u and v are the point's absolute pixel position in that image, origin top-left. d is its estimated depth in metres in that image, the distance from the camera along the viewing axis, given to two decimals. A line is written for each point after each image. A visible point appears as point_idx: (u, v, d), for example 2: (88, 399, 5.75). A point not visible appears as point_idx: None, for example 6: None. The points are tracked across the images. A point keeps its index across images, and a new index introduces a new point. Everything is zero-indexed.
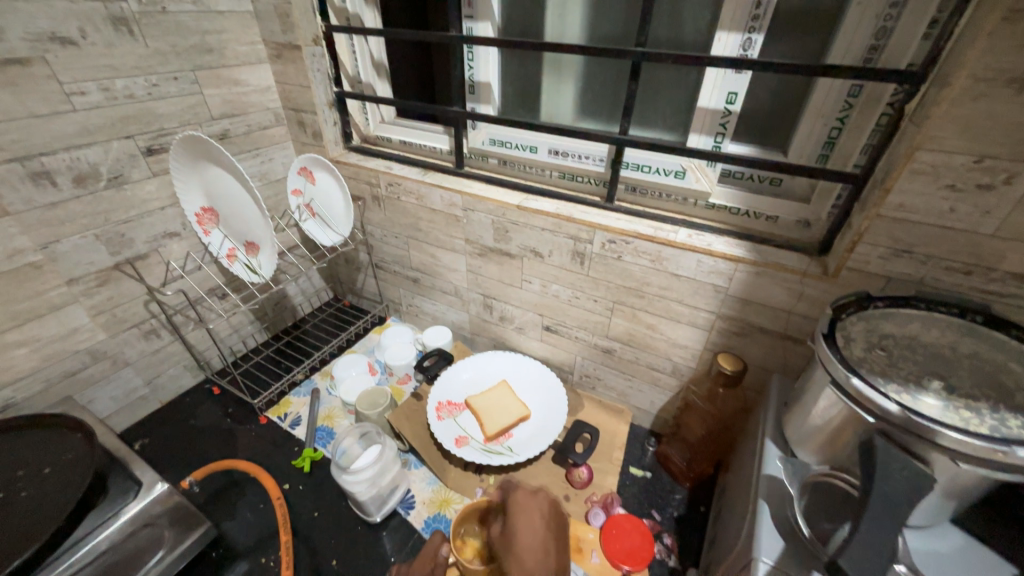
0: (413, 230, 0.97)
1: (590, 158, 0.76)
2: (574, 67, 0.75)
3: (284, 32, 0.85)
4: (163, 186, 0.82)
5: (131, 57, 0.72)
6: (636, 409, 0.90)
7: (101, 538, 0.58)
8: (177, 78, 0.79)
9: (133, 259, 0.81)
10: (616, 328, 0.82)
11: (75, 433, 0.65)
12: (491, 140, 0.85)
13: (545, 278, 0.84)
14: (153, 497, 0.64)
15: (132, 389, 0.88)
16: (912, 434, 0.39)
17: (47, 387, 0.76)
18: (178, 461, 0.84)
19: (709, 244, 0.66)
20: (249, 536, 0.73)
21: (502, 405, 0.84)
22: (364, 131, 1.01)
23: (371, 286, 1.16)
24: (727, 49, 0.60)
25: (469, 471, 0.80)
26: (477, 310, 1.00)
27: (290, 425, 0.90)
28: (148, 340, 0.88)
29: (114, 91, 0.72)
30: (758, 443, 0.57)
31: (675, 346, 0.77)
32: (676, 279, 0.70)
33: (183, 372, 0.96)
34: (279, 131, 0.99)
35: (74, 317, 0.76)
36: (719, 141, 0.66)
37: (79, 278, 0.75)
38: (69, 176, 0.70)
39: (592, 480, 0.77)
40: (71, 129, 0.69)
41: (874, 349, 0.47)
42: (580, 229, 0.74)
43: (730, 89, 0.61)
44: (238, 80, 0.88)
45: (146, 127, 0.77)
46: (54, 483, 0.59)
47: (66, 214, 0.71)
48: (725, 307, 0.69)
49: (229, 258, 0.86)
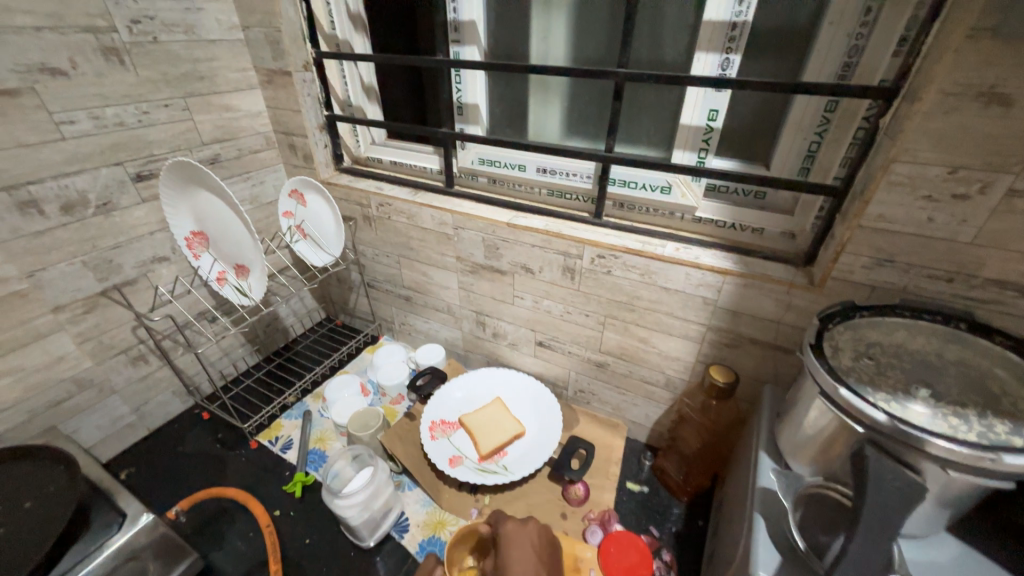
0: (405, 249, 0.97)
1: (577, 175, 0.78)
2: (559, 88, 0.77)
3: (274, 59, 0.87)
4: (152, 211, 0.82)
5: (122, 86, 0.73)
6: (632, 423, 0.90)
7: (83, 574, 0.57)
8: (168, 105, 0.80)
9: (121, 285, 0.81)
10: (609, 343, 0.82)
11: (59, 465, 0.63)
12: (480, 160, 0.86)
13: (536, 294, 0.84)
14: (139, 528, 0.62)
15: (119, 417, 0.86)
16: (903, 442, 0.39)
17: (31, 417, 0.75)
18: (166, 491, 0.82)
19: (697, 257, 0.67)
20: (238, 567, 0.71)
21: (496, 423, 0.83)
22: (355, 153, 1.02)
23: (364, 306, 1.16)
24: (706, 70, 0.61)
25: (464, 492, 0.78)
26: (470, 327, 1.00)
27: (281, 449, 0.88)
28: (136, 366, 0.86)
29: (104, 118, 0.72)
30: (753, 455, 0.57)
31: (668, 359, 0.77)
32: (666, 292, 0.70)
33: (171, 398, 0.94)
34: (270, 154, 1.00)
35: (60, 345, 0.75)
36: (702, 156, 0.67)
37: (66, 305, 0.74)
38: (57, 204, 0.70)
39: (589, 498, 0.76)
40: (60, 157, 0.69)
41: (862, 358, 0.48)
42: (569, 245, 0.74)
43: (711, 106, 0.63)
44: (229, 106, 0.89)
45: (136, 154, 0.78)
46: (36, 517, 0.57)
47: (53, 242, 0.71)
48: (715, 319, 0.69)
49: (219, 282, 0.86)
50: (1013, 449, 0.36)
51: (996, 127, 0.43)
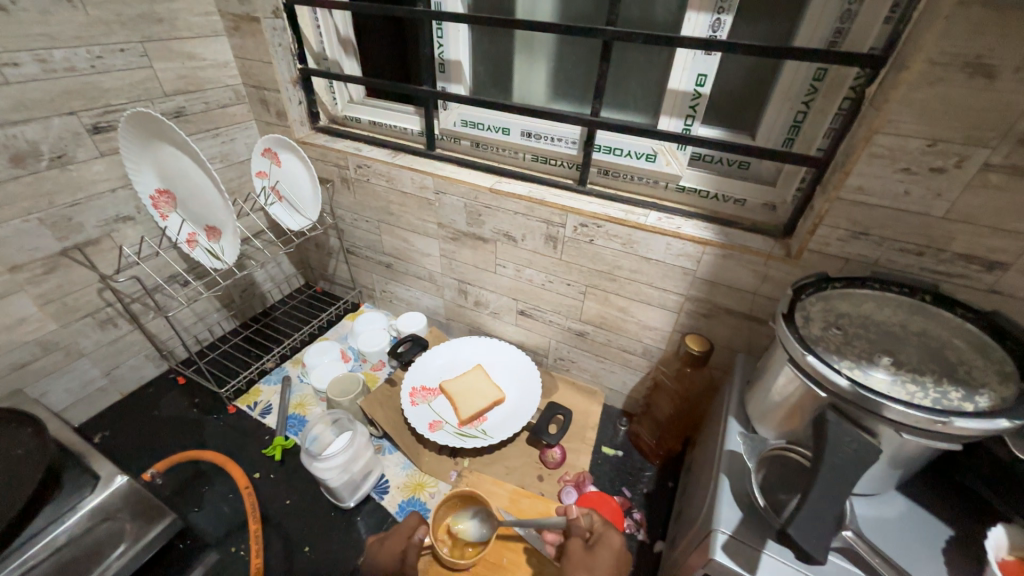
0: (384, 214, 0.94)
1: (562, 141, 0.76)
2: (546, 47, 0.74)
3: (240, 3, 0.80)
4: (113, 166, 0.77)
5: (71, 26, 0.67)
6: (609, 390, 0.92)
7: (58, 532, 0.57)
8: (124, 50, 0.74)
9: (83, 244, 0.77)
10: (590, 312, 0.82)
11: (25, 428, 0.62)
12: (462, 121, 0.83)
13: (519, 262, 0.83)
14: (113, 490, 0.62)
15: (89, 381, 0.84)
16: (863, 408, 0.41)
17: None
18: (142, 454, 0.81)
19: (678, 227, 0.67)
20: (219, 527, 0.72)
21: (476, 389, 0.84)
22: (331, 111, 0.98)
23: (343, 272, 1.14)
24: (697, 30, 0.59)
25: (444, 455, 0.80)
26: (451, 295, 0.99)
27: (260, 414, 0.88)
28: (105, 330, 0.84)
29: (52, 62, 0.67)
30: (722, 420, 0.59)
31: (646, 328, 0.78)
32: (646, 262, 0.70)
33: (144, 363, 0.92)
34: (241, 109, 0.94)
35: (20, 307, 0.72)
36: (689, 123, 0.66)
37: (24, 265, 0.70)
38: (5, 155, 0.65)
39: (566, 461, 0.79)
40: (5, 104, 0.63)
41: (831, 327, 0.49)
42: (553, 213, 0.73)
43: (700, 70, 0.61)
44: (193, 54, 0.83)
45: (91, 103, 0.72)
46: (4, 479, 0.56)
47: (5, 196, 0.66)
48: (693, 289, 0.70)
49: (189, 244, 0.82)
50: (964, 413, 0.38)
51: (980, 99, 0.43)
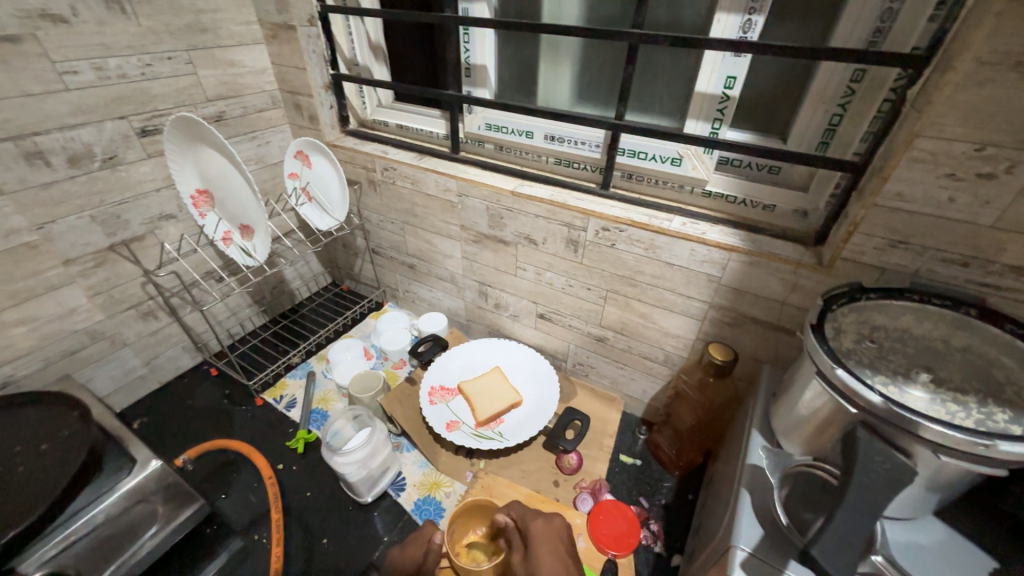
0: (409, 216, 0.96)
1: (586, 144, 0.75)
2: (571, 50, 0.74)
3: (278, 12, 0.84)
4: (158, 167, 0.82)
5: (124, 36, 0.72)
6: (628, 397, 0.91)
7: (99, 510, 0.60)
8: (171, 58, 0.78)
9: (129, 241, 0.82)
10: (610, 317, 0.81)
11: (72, 412, 0.65)
12: (487, 125, 0.84)
13: (539, 265, 0.83)
14: (149, 473, 0.65)
15: (131, 369, 0.89)
16: (897, 427, 0.39)
17: (47, 365, 0.78)
18: (176, 441, 0.86)
19: (703, 232, 0.65)
20: (244, 515, 0.74)
21: (494, 391, 0.85)
22: (361, 115, 1.01)
23: (369, 272, 1.17)
24: (727, 31, 0.58)
25: (460, 455, 0.81)
26: (472, 296, 1.00)
27: (285, 407, 0.91)
28: (146, 321, 0.89)
29: (107, 70, 0.71)
30: (745, 433, 0.57)
31: (668, 336, 0.77)
32: (669, 267, 0.69)
33: (181, 353, 0.97)
34: (276, 113, 0.98)
35: (71, 298, 0.77)
36: (716, 127, 0.64)
37: (76, 258, 0.76)
38: (63, 156, 0.70)
39: (582, 467, 0.79)
40: (64, 109, 0.68)
41: (864, 340, 0.47)
42: (574, 216, 0.73)
43: (729, 73, 0.60)
44: (234, 61, 0.87)
45: (140, 108, 0.77)
46: (52, 459, 0.60)
47: (62, 194, 0.71)
48: (718, 297, 0.68)
49: (224, 241, 0.86)
50: (1010, 436, 0.36)
51: None
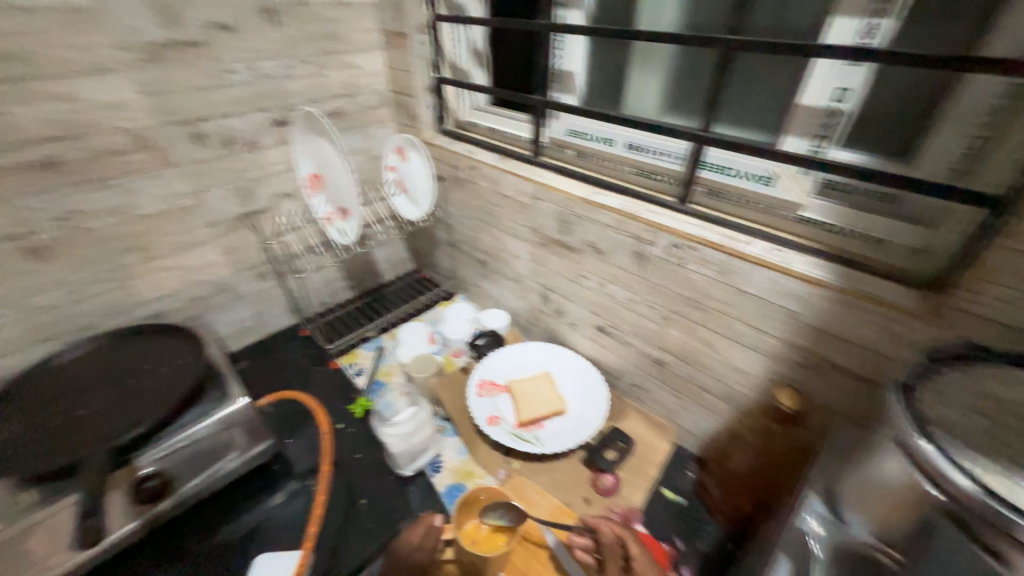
0: (485, 214, 1.00)
1: (667, 155, 0.73)
2: (664, 59, 0.71)
3: (396, 22, 0.94)
4: (285, 153, 0.97)
5: (274, 42, 0.86)
6: (683, 429, 0.84)
7: (199, 427, 0.71)
8: (307, 61, 0.92)
9: (255, 212, 0.98)
10: (671, 340, 0.76)
11: (194, 345, 0.80)
12: (569, 131, 0.85)
13: (602, 276, 0.81)
14: (236, 408, 0.75)
15: (244, 319, 1.07)
16: (996, 528, 0.31)
17: (185, 305, 0.96)
18: (266, 385, 1.00)
19: (787, 261, 0.58)
20: (304, 461, 0.84)
21: (539, 396, 0.84)
22: (456, 115, 1.06)
23: (445, 263, 1.24)
24: (844, 37, 0.52)
25: (497, 451, 0.82)
26: (534, 299, 1.01)
27: (354, 373, 1.01)
28: (259, 281, 1.05)
29: (258, 70, 0.86)
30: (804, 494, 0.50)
31: (733, 370, 0.70)
32: (742, 295, 0.63)
33: (282, 313, 1.13)
34: (384, 112, 1.10)
35: (209, 253, 0.94)
36: (820, 143, 0.58)
37: (216, 222, 0.93)
38: (218, 138, 0.86)
39: (618, 491, 0.75)
40: (223, 100, 0.84)
41: (977, 414, 0.37)
42: (643, 229, 0.70)
43: (842, 83, 0.54)
44: (355, 65, 0.99)
45: (278, 102, 0.91)
46: (173, 380, 0.74)
47: (213, 169, 0.88)
48: (796, 335, 0.60)
49: (327, 221, 0.97)
50: None
51: None
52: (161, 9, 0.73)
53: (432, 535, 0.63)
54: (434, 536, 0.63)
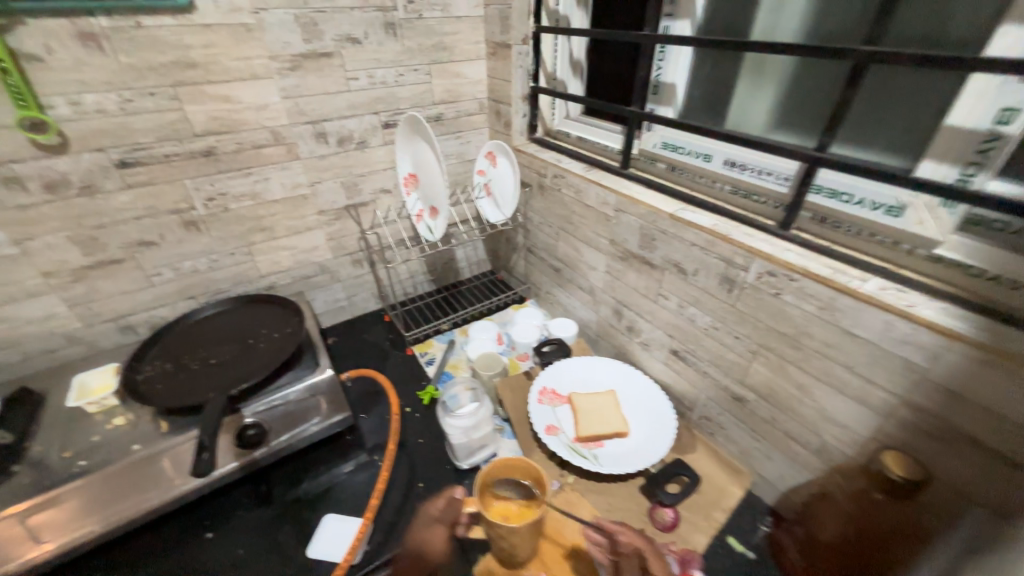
0: (566, 222, 1.00)
1: (773, 176, 0.66)
2: (779, 71, 0.65)
3: (501, 33, 0.98)
4: (389, 153, 1.06)
5: (392, 53, 0.94)
6: (758, 476, 0.76)
7: (292, 389, 0.82)
8: (417, 70, 0.99)
9: (358, 204, 1.08)
10: (755, 376, 0.69)
11: (294, 315, 0.92)
12: (664, 144, 0.82)
13: (683, 298, 0.77)
14: (324, 376, 0.85)
15: (338, 299, 1.18)
16: None
17: (294, 281, 1.09)
18: (349, 361, 1.10)
19: (912, 304, 0.50)
20: (373, 436, 0.91)
21: (602, 413, 0.82)
22: (548, 125, 1.09)
23: (521, 267, 1.27)
24: (1014, 48, 0.42)
25: (552, 462, 0.81)
26: (606, 313, 0.99)
27: (426, 362, 1.07)
28: (354, 267, 1.16)
29: (375, 78, 0.95)
30: None
31: (828, 421, 0.62)
32: (849, 337, 0.55)
33: (370, 298, 1.24)
34: (480, 118, 1.15)
35: (317, 238, 1.07)
36: (970, 173, 0.48)
37: (326, 211, 1.04)
38: (336, 138, 0.97)
39: (677, 529, 0.71)
40: (344, 104, 0.95)
41: None
42: (735, 252, 0.65)
43: (1007, 103, 0.44)
44: (459, 73, 1.05)
45: (388, 106, 1.00)
46: (277, 344, 0.86)
47: (329, 164, 0.99)
48: (915, 392, 0.51)
49: (417, 218, 1.04)
50: None
51: None
52: (305, 25, 0.84)
53: (454, 508, 0.66)
54: (456, 508, 0.66)
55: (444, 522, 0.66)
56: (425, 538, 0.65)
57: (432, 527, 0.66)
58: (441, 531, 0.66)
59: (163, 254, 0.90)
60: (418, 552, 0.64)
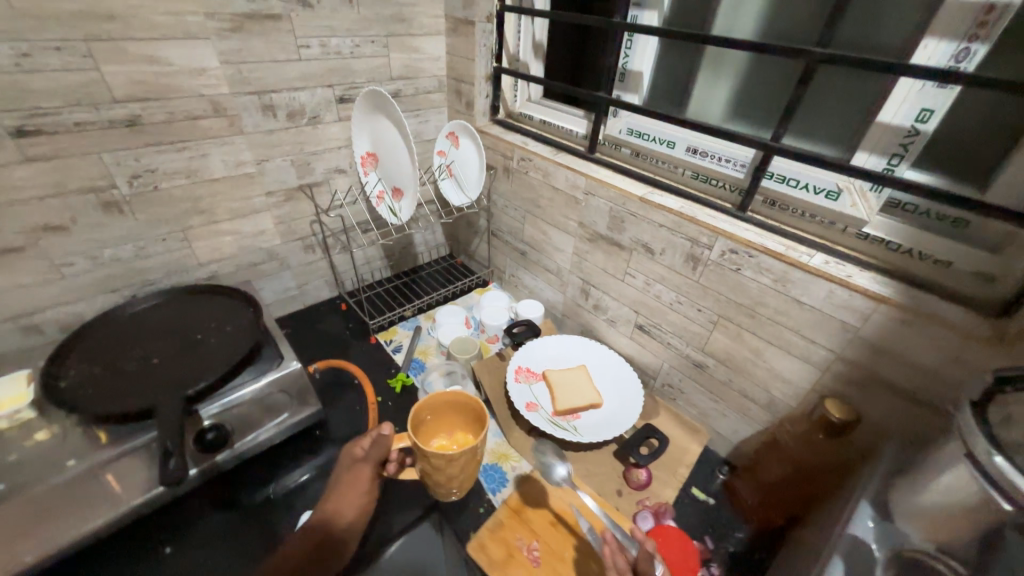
0: (532, 205, 1.02)
1: (731, 163, 0.73)
2: (737, 65, 0.71)
3: (464, 9, 0.95)
4: (344, 130, 0.99)
5: (347, 21, 0.88)
6: (714, 433, 0.86)
7: (249, 389, 0.73)
8: (374, 42, 0.94)
9: (312, 185, 1.01)
10: (715, 344, 0.77)
11: (249, 308, 0.84)
12: (628, 130, 0.85)
13: (650, 276, 0.83)
14: (289, 371, 0.78)
15: (288, 288, 1.10)
16: None
17: (238, 270, 0.99)
18: (307, 354, 1.03)
19: (849, 275, 0.59)
20: (343, 428, 0.87)
21: (576, 387, 0.87)
22: (509, 107, 1.08)
23: (483, 251, 1.27)
24: (932, 58, 0.51)
25: (531, 437, 0.85)
26: (573, 293, 1.03)
27: (393, 349, 1.05)
28: (306, 253, 1.08)
29: (329, 47, 0.88)
30: (853, 501, 0.51)
31: (777, 378, 0.71)
32: (798, 305, 0.64)
33: (323, 286, 1.17)
34: (439, 97, 1.11)
35: (264, 222, 0.98)
36: (893, 163, 0.58)
37: (274, 192, 0.95)
38: (285, 111, 0.89)
39: (649, 486, 0.78)
40: (294, 75, 0.86)
41: None
42: (701, 232, 0.71)
43: (925, 104, 0.53)
44: (418, 48, 1.01)
45: (343, 79, 0.93)
46: (234, 338, 0.78)
47: (278, 140, 0.91)
48: (850, 349, 0.61)
49: (378, 199, 1.00)
50: None
51: None
52: None
53: (380, 445, 0.63)
54: (383, 445, 0.63)
55: (368, 461, 0.62)
56: (347, 493, 0.60)
57: (355, 469, 0.62)
58: (366, 471, 0.61)
59: (77, 241, 0.77)
60: (341, 514, 0.59)
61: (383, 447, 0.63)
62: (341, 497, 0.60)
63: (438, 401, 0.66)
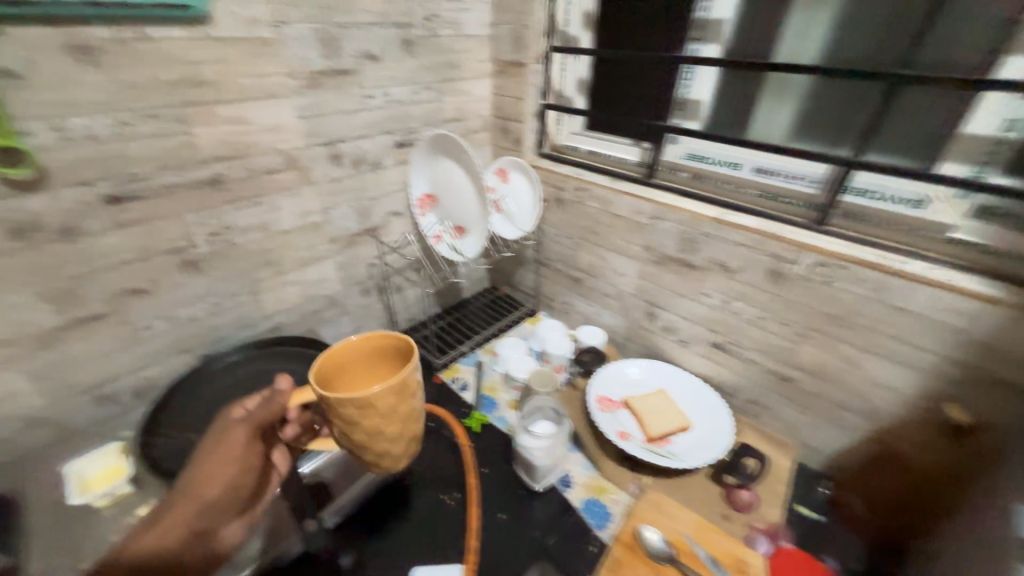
0: (589, 232, 1.04)
1: (801, 179, 0.76)
2: (804, 87, 0.75)
3: (512, 52, 1.00)
4: (401, 173, 1.01)
5: (407, 70, 0.91)
6: (805, 446, 0.85)
7: None
8: (429, 88, 0.97)
9: (372, 229, 1.01)
10: (804, 356, 0.78)
11: None
12: (688, 155, 0.90)
13: (727, 293, 0.84)
14: None
15: (345, 333, 1.08)
16: None
17: (301, 319, 0.98)
18: None
19: (952, 278, 0.61)
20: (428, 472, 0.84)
21: (664, 411, 0.86)
22: (553, 139, 1.10)
23: (530, 280, 1.27)
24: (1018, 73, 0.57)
25: (625, 466, 0.83)
26: (636, 316, 1.03)
27: (460, 388, 1.03)
28: (364, 296, 1.08)
29: (391, 96, 0.91)
30: (1005, 501, 0.50)
31: (878, 385, 0.71)
32: (898, 312, 0.65)
33: (378, 328, 1.15)
34: (484, 135, 1.14)
35: (327, 269, 0.97)
36: (979, 171, 0.61)
37: (337, 238, 0.96)
38: (350, 159, 0.90)
39: (755, 508, 0.76)
40: (360, 124, 0.89)
41: None
42: (785, 248, 0.73)
43: (1011, 114, 0.58)
44: (467, 91, 1.04)
45: (402, 125, 0.96)
46: None
47: (343, 188, 0.92)
48: (959, 351, 0.62)
49: (437, 239, 1.01)
50: None
51: None
52: (324, 40, 0.78)
53: (272, 404, 0.43)
54: (276, 403, 0.43)
55: (252, 421, 0.43)
56: (218, 460, 0.42)
57: (230, 435, 0.43)
58: (240, 433, 0.43)
59: (156, 303, 0.76)
60: (209, 485, 0.42)
61: (274, 406, 0.43)
62: (209, 468, 0.42)
63: (359, 351, 0.50)
